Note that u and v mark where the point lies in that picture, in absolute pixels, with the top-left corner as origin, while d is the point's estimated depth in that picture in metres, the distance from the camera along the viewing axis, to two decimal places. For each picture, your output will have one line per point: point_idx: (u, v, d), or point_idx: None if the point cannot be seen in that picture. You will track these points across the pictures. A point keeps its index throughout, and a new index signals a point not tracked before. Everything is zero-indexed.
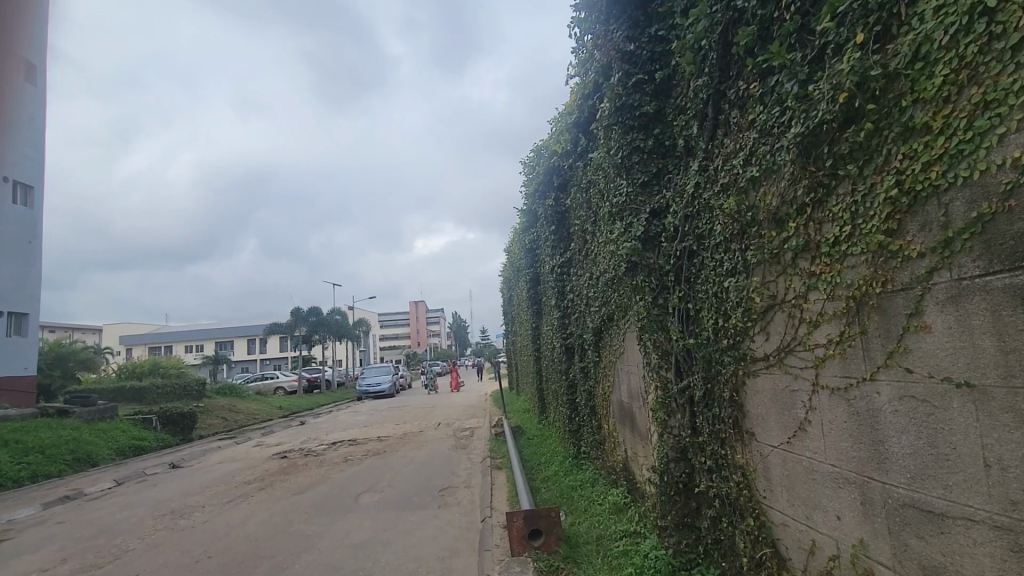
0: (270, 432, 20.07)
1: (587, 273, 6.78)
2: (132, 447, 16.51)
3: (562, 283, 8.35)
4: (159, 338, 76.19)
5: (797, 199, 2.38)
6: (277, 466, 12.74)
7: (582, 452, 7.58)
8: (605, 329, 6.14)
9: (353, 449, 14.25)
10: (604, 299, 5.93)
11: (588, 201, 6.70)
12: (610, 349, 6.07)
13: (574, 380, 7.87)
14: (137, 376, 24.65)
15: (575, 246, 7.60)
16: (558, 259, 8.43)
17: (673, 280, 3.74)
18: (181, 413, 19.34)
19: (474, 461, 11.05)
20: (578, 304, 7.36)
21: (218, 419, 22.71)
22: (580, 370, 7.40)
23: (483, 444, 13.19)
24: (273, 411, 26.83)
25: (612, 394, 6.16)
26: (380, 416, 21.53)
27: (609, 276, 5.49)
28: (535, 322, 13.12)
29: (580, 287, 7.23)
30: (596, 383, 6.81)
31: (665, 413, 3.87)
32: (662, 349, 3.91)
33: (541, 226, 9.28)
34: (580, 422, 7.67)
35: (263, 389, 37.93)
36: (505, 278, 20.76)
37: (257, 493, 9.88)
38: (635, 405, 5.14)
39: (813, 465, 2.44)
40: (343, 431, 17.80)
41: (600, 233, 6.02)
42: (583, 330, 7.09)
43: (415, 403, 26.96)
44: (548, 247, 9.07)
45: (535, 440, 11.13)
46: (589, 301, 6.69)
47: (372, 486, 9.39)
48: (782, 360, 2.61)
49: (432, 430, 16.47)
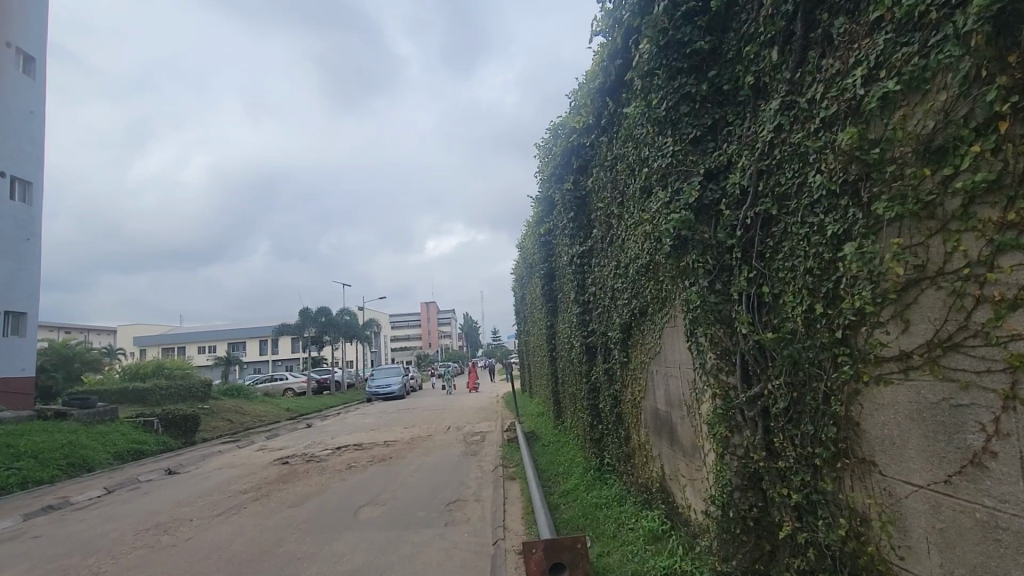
0: (274, 435, 19.50)
1: (614, 261, 5.96)
2: (131, 451, 15.95)
3: (582, 274, 7.54)
4: (171, 339, 76.61)
5: (980, 110, 1.62)
6: (277, 472, 12.08)
7: (606, 464, 6.74)
8: (636, 325, 5.31)
9: (359, 454, 13.52)
10: (636, 289, 5.11)
11: (615, 179, 5.88)
12: (641, 348, 5.26)
13: (597, 384, 7.04)
14: (141, 377, 24.21)
15: (599, 233, 6.78)
16: (577, 249, 7.62)
17: (739, 258, 2.90)
18: (183, 415, 18.79)
19: (486, 469, 10.23)
20: (602, 299, 6.54)
21: (223, 421, 22.18)
22: (604, 372, 6.57)
23: (496, 450, 12.35)
24: (281, 413, 26.26)
25: (644, 401, 5.33)
26: (389, 419, 20.88)
27: (643, 262, 4.66)
28: (551, 320, 12.30)
29: (604, 278, 6.40)
30: (624, 387, 5.98)
31: (726, 428, 3.02)
32: (722, 346, 3.07)
33: (557, 213, 8.47)
34: (603, 431, 6.83)
35: (272, 390, 37.46)
36: (518, 276, 20.02)
37: (251, 504, 9.19)
38: (675, 415, 4.34)
39: (999, 520, 1.65)
40: (350, 435, 17.15)
41: (631, 213, 5.20)
42: (608, 326, 6.26)
43: (425, 405, 26.18)
44: (566, 235, 8.25)
45: (551, 447, 10.33)
46: (616, 293, 5.86)
47: (374, 498, 8.62)
48: (934, 363, 1.79)
49: (442, 434, 15.73)
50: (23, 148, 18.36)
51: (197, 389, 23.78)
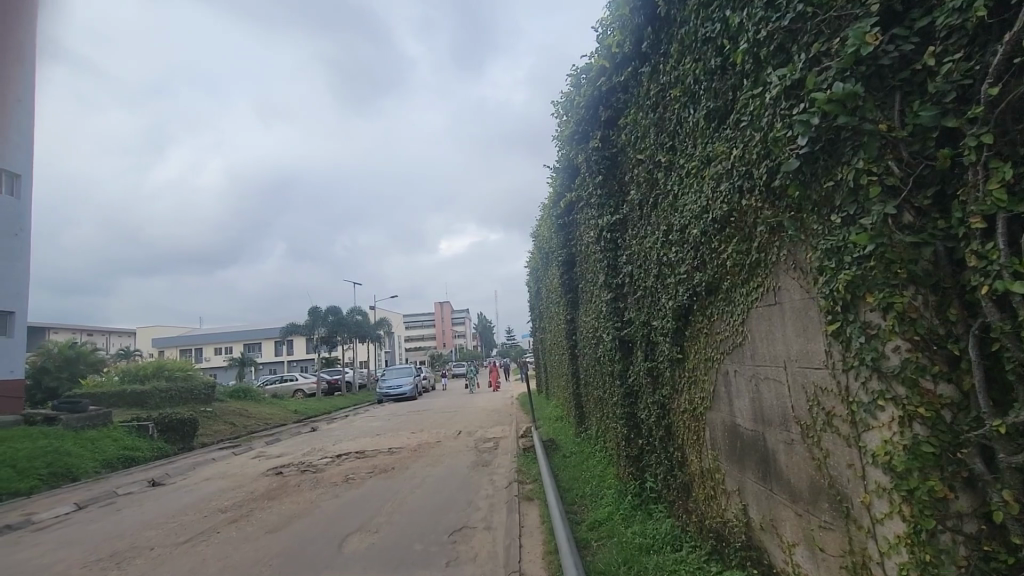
0: (276, 440, 18.35)
1: (662, 226, 4.52)
2: (120, 459, 14.81)
3: (614, 250, 6.12)
4: (185, 340, 76.45)
5: None
6: (267, 484, 10.84)
7: (649, 489, 5.32)
8: (699, 308, 3.88)
9: (361, 463, 12.20)
10: (699, 254, 3.66)
11: (664, 117, 4.49)
12: (706, 341, 3.83)
13: (636, 387, 5.61)
14: (142, 379, 23.16)
15: (637, 195, 5.36)
16: (606, 219, 6.19)
17: (980, 148, 1.48)
18: (180, 419, 17.67)
19: (498, 485, 8.81)
20: (643, 277, 5.11)
21: (225, 424, 21.09)
22: (646, 373, 5.16)
23: (511, 460, 10.92)
24: (287, 416, 25.10)
25: (708, 414, 3.92)
26: (397, 422, 19.61)
27: (721, 210, 3.21)
28: (572, 313, 10.84)
29: (647, 251, 4.96)
30: (676, 392, 4.54)
31: (944, 483, 1.61)
32: (929, 327, 1.65)
33: (580, 180, 7.06)
34: (646, 446, 5.39)
35: (281, 391, 36.40)
36: (532, 268, 18.70)
37: (226, 527, 7.89)
38: (774, 436, 2.93)
39: None
40: (353, 440, 15.91)
41: (696, 150, 3.76)
42: (655, 313, 4.83)
43: (436, 407, 24.80)
44: (590, 206, 6.84)
45: (574, 460, 8.95)
46: (666, 267, 4.44)
47: (366, 523, 7.26)
48: None
49: (452, 440, 14.39)
50: (10, 139, 17.31)
51: (199, 391, 22.67)
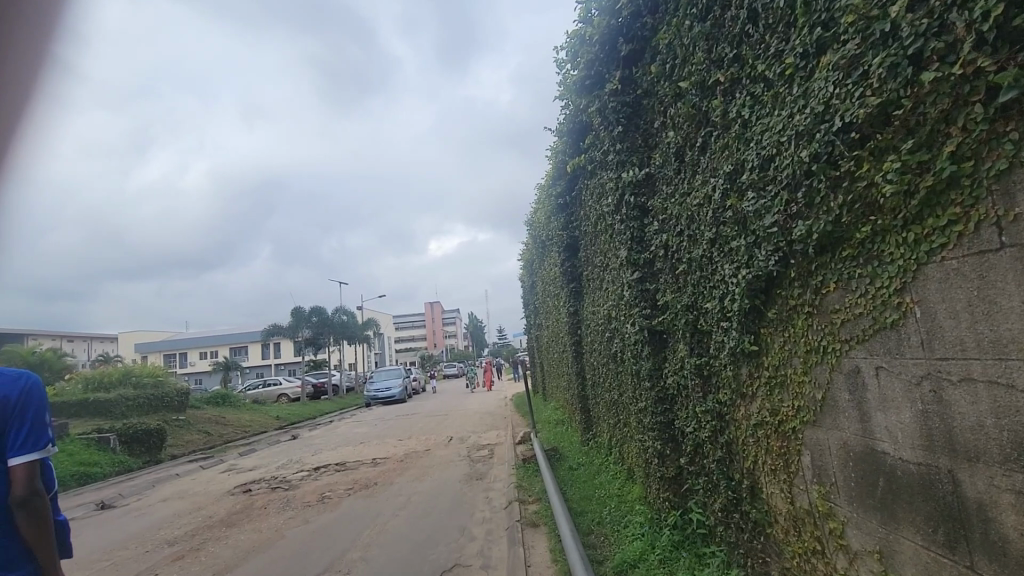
0: (252, 451, 16.90)
1: (720, 169, 3.29)
2: (74, 476, 13.31)
3: (641, 217, 4.87)
4: (167, 345, 74.37)
5: None
6: (232, 505, 9.49)
7: (696, 524, 4.10)
8: (794, 276, 2.66)
9: (340, 478, 10.84)
10: (805, 191, 2.43)
11: (724, 18, 3.28)
12: (809, 323, 2.59)
13: (675, 390, 4.37)
14: (108, 387, 21.45)
15: (676, 141, 4.13)
16: (626, 179, 4.95)
17: None
18: (147, 430, 16.18)
19: (495, 505, 7.54)
20: (689, 245, 3.88)
21: (199, 434, 19.56)
22: (690, 371, 3.94)
23: (508, 472, 9.63)
24: (267, 423, 23.56)
25: (808, 432, 2.71)
26: (384, 428, 18.25)
27: (868, 102, 2.01)
28: (576, 304, 9.60)
29: (694, 209, 3.74)
30: (743, 398, 3.33)
31: None
32: None
33: (591, 137, 5.82)
34: (691, 466, 4.17)
35: (263, 396, 34.73)
36: (527, 261, 17.45)
37: (168, 567, 6.50)
38: (986, 480, 1.74)
39: None
40: (335, 450, 14.55)
41: (793, 38, 2.57)
42: (709, 290, 3.60)
43: (427, 410, 23.41)
44: (604, 167, 5.60)
45: (584, 473, 7.75)
46: (729, 225, 3.22)
47: (335, 562, 5.93)
48: None
49: (443, 448, 13.08)
50: None
51: (171, 399, 21.11)
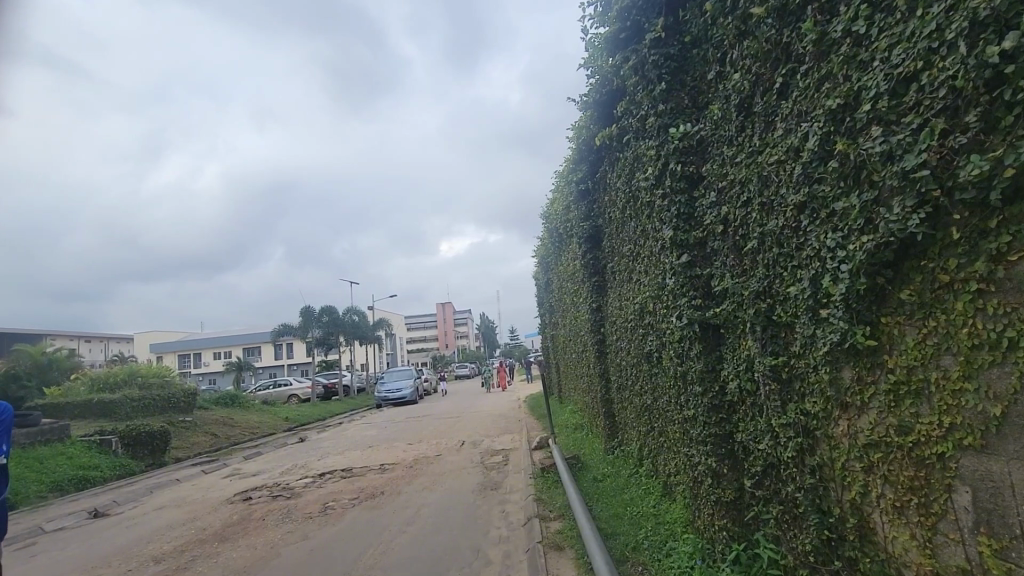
0: (258, 454, 16.32)
1: (816, 109, 2.52)
2: (72, 480, 12.77)
3: (689, 189, 4.09)
4: (181, 345, 74.69)
5: None
6: (228, 516, 8.84)
7: (767, 561, 3.33)
8: (950, 240, 1.92)
9: (346, 485, 10.15)
10: (986, 110, 1.74)
11: None
12: (974, 306, 1.85)
13: (736, 396, 3.59)
14: (112, 388, 20.97)
15: (740, 88, 3.35)
16: (670, 144, 4.17)
17: None
18: (149, 431, 15.66)
19: (512, 522, 6.81)
20: (762, 216, 3.10)
21: (204, 435, 19.02)
22: (761, 374, 3.16)
23: (526, 481, 8.87)
24: (275, 424, 23.02)
25: (965, 461, 1.96)
26: (394, 431, 17.59)
27: None
28: (599, 299, 8.79)
29: (771, 169, 2.97)
30: (847, 409, 2.56)
31: None
32: None
33: (624, 101, 5.03)
34: (760, 489, 3.42)
35: (273, 397, 34.29)
36: (542, 256, 16.70)
37: None
38: None
39: None
40: (342, 454, 13.89)
41: None
42: (795, 269, 2.82)
43: (438, 412, 22.74)
44: (640, 135, 4.81)
45: (610, 486, 7.01)
46: (829, 180, 2.47)
47: None
48: None
49: (454, 453, 12.38)
50: None
51: (177, 399, 20.60)
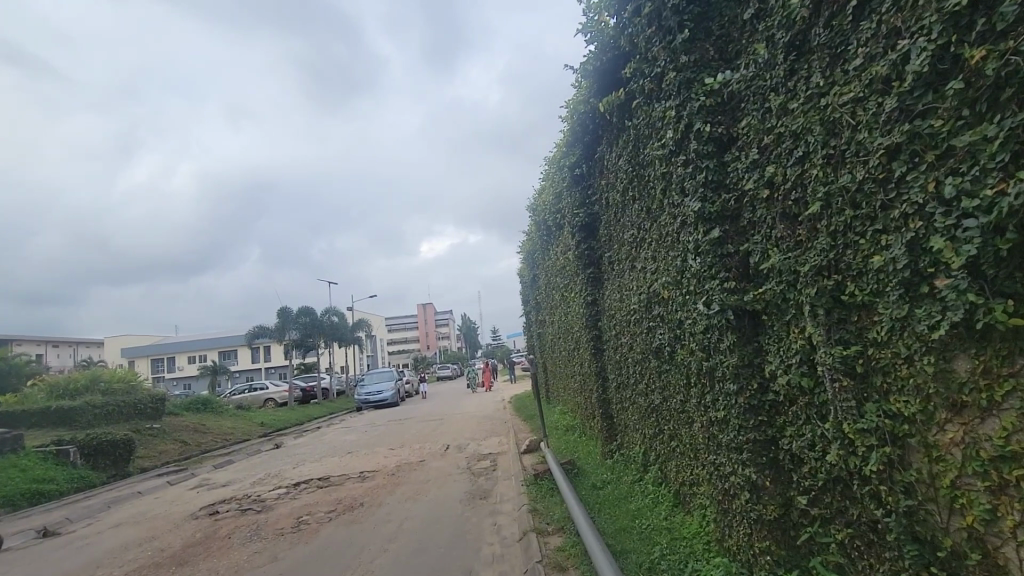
0: (229, 462, 15.37)
1: (922, 16, 1.99)
2: (23, 495, 11.73)
3: (718, 152, 3.50)
4: (153, 349, 72.35)
5: None
6: (192, 533, 8.02)
7: None
8: None
9: (322, 496, 9.38)
10: None
11: None
12: None
13: (784, 395, 3.01)
14: (73, 395, 19.73)
15: (791, 16, 2.78)
16: (694, 102, 3.58)
17: None
18: (112, 440, 14.62)
19: (506, 537, 6.17)
20: (828, 172, 2.52)
21: (173, 443, 17.96)
22: (824, 367, 2.58)
23: (518, 489, 8.19)
24: (250, 430, 21.98)
25: None
26: (375, 435, 16.79)
27: None
28: (595, 292, 8.17)
29: (844, 111, 2.39)
30: (960, 411, 2.01)
31: None
32: None
33: (633, 62, 4.43)
34: (818, 508, 2.84)
35: (248, 401, 33.06)
36: (529, 251, 16.08)
37: None
38: None
39: None
40: (321, 461, 13.09)
41: None
42: (880, 234, 2.26)
43: (421, 414, 21.94)
44: (654, 98, 4.21)
45: (613, 494, 6.41)
46: (945, 107, 1.93)
47: None
48: None
49: (439, 459, 11.68)
50: None
51: (144, 405, 19.46)
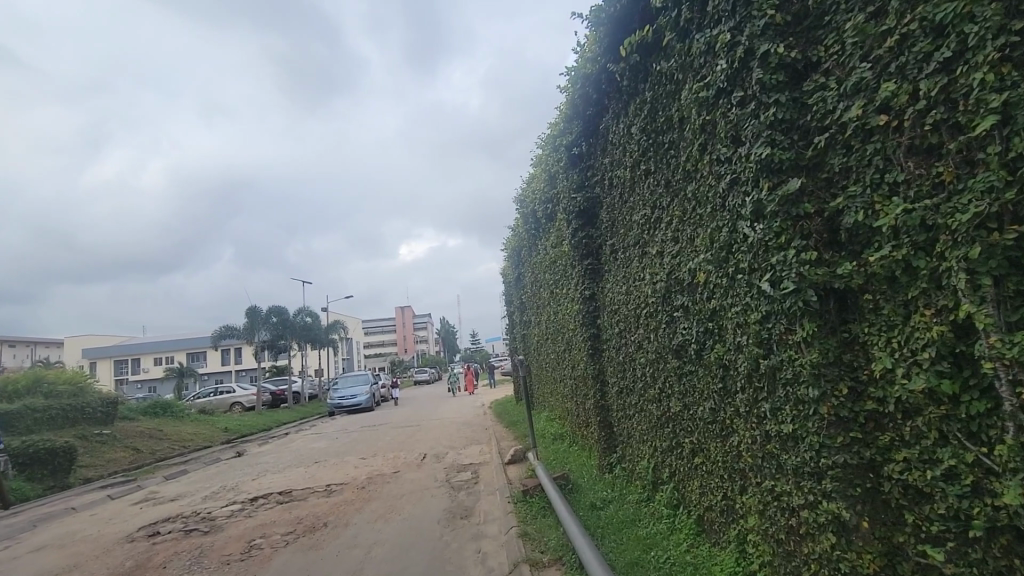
0: (184, 473, 14.04)
1: None
2: None
3: (792, 83, 2.66)
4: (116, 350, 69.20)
5: None
6: (121, 560, 6.88)
7: None
8: None
9: (281, 514, 8.29)
10: None
11: None
12: None
13: (901, 405, 2.17)
14: (13, 398, 18.09)
15: None
16: (758, 20, 2.75)
17: None
18: (50, 448, 13.19)
19: (492, 570, 5.19)
20: (1006, 74, 1.75)
21: (124, 451, 16.48)
22: (994, 365, 1.78)
23: (503, 508, 7.23)
24: (212, 436, 20.52)
25: None
26: (347, 442, 15.64)
27: None
28: (593, 286, 7.31)
29: None
30: None
31: None
32: None
33: None
34: (959, 566, 2.02)
35: (213, 405, 31.35)
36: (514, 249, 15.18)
37: None
38: None
39: None
40: (285, 472, 11.92)
41: None
42: None
43: (397, 420, 20.75)
44: (695, 29, 3.38)
45: (617, 517, 5.50)
46: None
47: None
48: None
49: (415, 470, 10.64)
50: None
51: (93, 410, 17.92)
